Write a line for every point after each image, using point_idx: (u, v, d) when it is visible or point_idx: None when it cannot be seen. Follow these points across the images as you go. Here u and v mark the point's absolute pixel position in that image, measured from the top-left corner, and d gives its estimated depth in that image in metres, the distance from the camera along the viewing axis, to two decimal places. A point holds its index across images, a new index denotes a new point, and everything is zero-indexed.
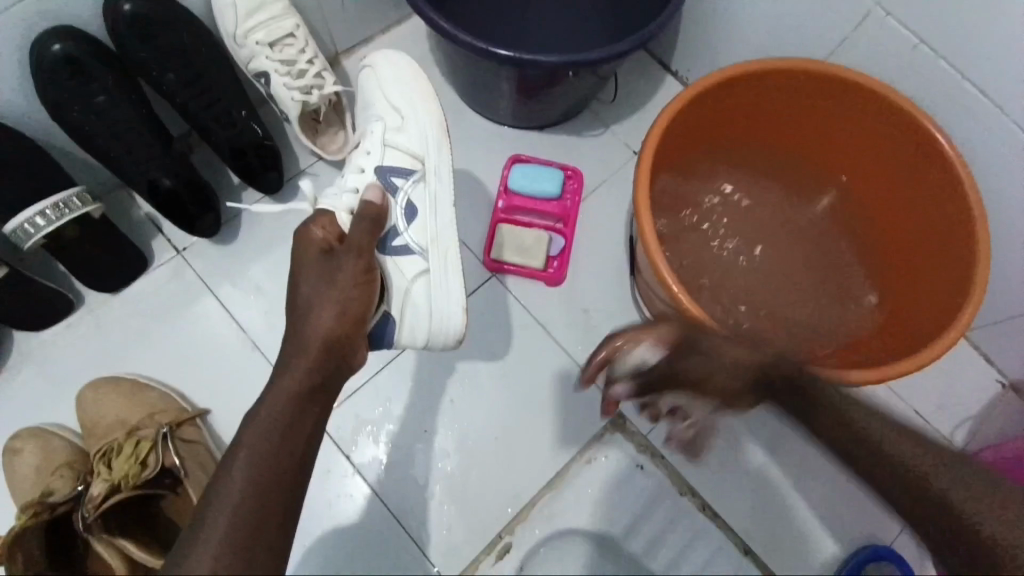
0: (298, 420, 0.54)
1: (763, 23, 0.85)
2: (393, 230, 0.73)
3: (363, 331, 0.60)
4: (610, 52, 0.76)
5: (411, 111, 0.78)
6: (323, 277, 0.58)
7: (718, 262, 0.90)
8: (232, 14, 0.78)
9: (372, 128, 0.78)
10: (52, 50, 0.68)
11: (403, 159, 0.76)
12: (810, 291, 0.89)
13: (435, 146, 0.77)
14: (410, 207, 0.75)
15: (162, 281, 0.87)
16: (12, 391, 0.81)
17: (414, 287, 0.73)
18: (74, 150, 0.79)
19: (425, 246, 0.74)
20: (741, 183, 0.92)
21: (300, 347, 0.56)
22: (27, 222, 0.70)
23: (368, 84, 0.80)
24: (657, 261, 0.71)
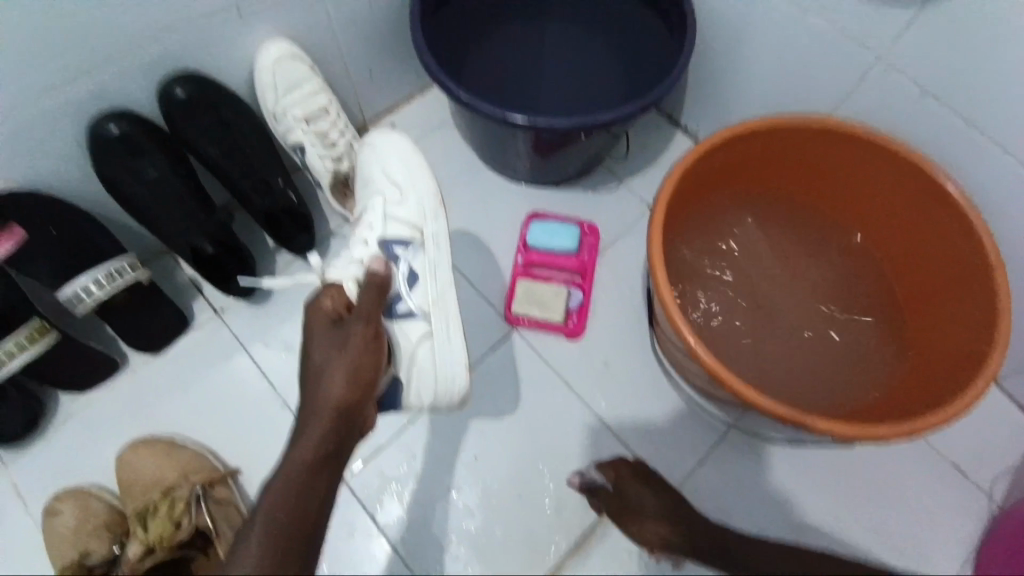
0: (310, 486, 0.55)
1: (767, 80, 0.89)
2: (398, 296, 0.74)
3: (373, 394, 0.60)
4: (619, 113, 0.81)
5: (409, 185, 0.81)
6: (331, 346, 0.59)
7: (736, 312, 0.89)
8: (272, 92, 0.84)
9: (372, 202, 0.79)
10: (111, 132, 0.74)
11: (405, 230, 0.78)
12: (831, 342, 0.87)
13: (433, 216, 0.81)
14: (412, 274, 0.77)
15: (199, 341, 0.90)
16: (54, 451, 0.84)
17: (419, 350, 0.74)
18: (127, 221, 0.86)
19: (428, 310, 0.76)
20: (758, 233, 0.92)
21: (311, 416, 0.57)
22: (81, 289, 0.75)
23: (367, 159, 0.84)
24: (675, 313, 0.72)
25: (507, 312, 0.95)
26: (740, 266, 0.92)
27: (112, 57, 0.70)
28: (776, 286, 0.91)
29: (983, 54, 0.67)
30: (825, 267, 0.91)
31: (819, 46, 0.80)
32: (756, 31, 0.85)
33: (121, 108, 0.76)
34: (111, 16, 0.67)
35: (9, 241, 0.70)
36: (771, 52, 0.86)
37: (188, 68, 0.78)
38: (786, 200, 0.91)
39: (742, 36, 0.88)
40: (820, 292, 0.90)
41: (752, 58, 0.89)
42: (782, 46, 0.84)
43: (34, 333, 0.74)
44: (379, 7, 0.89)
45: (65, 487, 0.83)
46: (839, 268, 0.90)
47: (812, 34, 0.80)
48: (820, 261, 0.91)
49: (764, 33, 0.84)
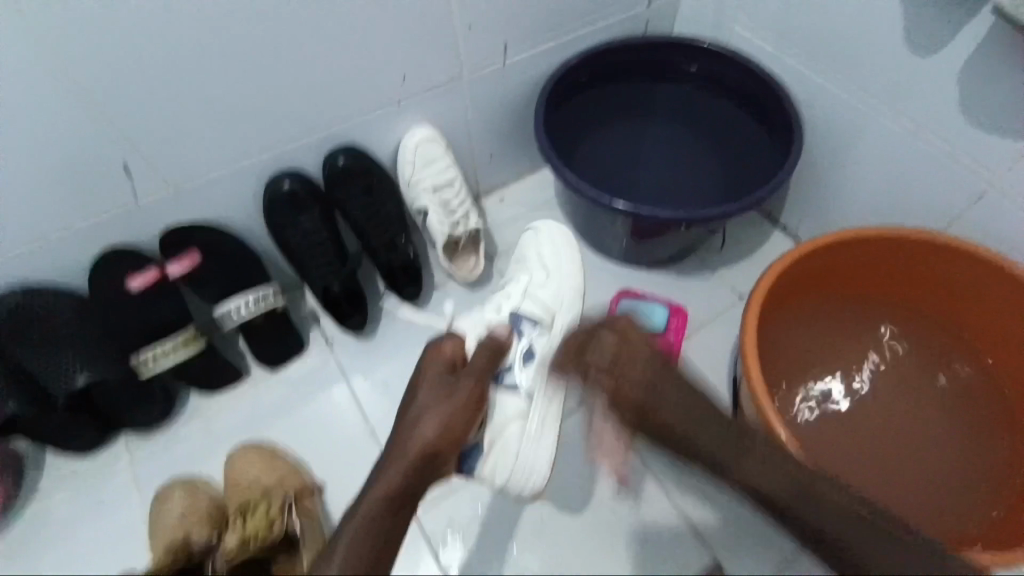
0: (389, 518, 0.60)
1: (873, 192, 0.93)
2: (509, 368, 0.81)
3: (453, 452, 0.66)
4: (721, 211, 0.87)
5: (559, 273, 0.92)
6: (439, 391, 0.67)
7: (819, 417, 0.90)
8: (410, 164, 0.98)
9: (518, 278, 0.93)
10: (284, 186, 0.90)
11: (537, 309, 0.88)
12: (913, 465, 0.87)
13: (568, 309, 0.90)
14: (529, 352, 0.84)
15: (312, 366, 1.02)
16: (177, 443, 0.96)
17: (510, 427, 0.79)
18: (275, 255, 1.01)
19: (532, 394, 0.81)
20: (851, 342, 0.93)
21: (399, 453, 0.63)
22: (232, 308, 0.90)
23: (528, 238, 0.97)
24: (766, 409, 0.74)
25: None
26: (827, 374, 0.92)
27: (308, 129, 0.88)
28: (861, 399, 0.91)
29: None
30: (922, 389, 0.90)
31: (933, 165, 0.83)
32: (868, 145, 0.90)
33: (295, 166, 0.92)
34: (317, 99, 0.85)
35: (189, 262, 0.86)
36: (881, 167, 0.90)
37: (351, 142, 0.94)
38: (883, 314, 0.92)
39: (853, 148, 0.92)
40: (925, 409, 0.89)
41: (861, 170, 0.93)
42: (891, 162, 0.88)
43: (187, 340, 0.89)
44: (517, 103, 1.05)
45: (176, 478, 0.93)
46: (934, 392, 0.89)
47: (925, 153, 0.84)
48: (914, 381, 0.90)
49: (871, 149, 0.90)
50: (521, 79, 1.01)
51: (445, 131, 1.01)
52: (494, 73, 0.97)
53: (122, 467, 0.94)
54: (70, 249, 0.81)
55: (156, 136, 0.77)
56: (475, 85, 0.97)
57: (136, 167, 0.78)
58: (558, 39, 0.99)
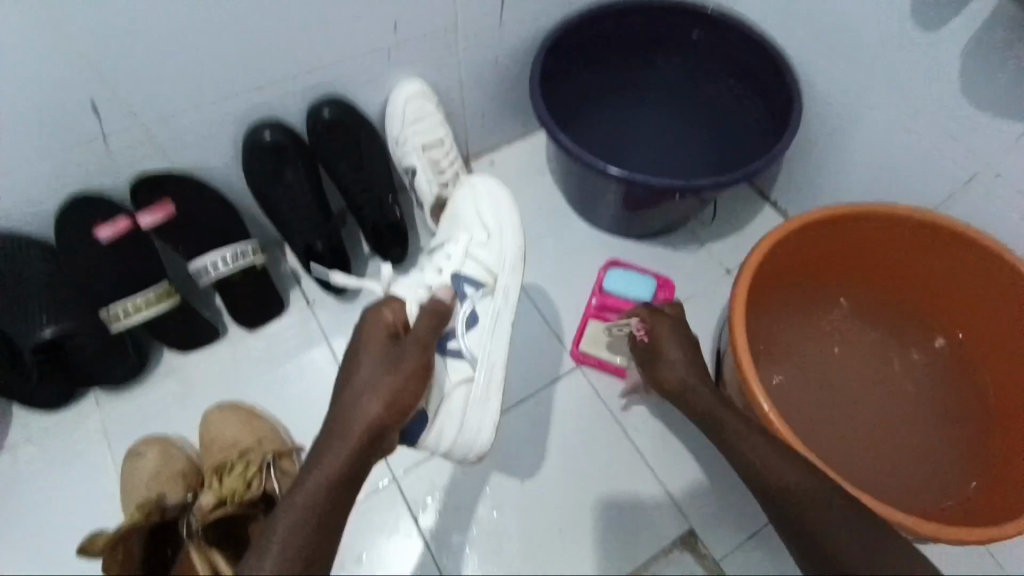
0: (336, 500, 0.56)
1: (865, 171, 0.93)
2: (451, 332, 0.76)
3: (400, 425, 0.62)
4: (715, 183, 0.85)
5: (498, 233, 0.86)
6: (384, 364, 0.63)
7: (803, 386, 0.93)
8: (399, 121, 0.94)
9: (457, 237, 0.85)
10: (264, 137, 0.85)
11: (479, 271, 0.83)
12: (889, 434, 0.90)
13: (511, 269, 0.85)
14: (472, 314, 0.79)
15: (291, 327, 0.99)
16: (151, 401, 0.93)
17: (455, 393, 0.75)
18: (253, 211, 0.96)
19: (476, 357, 0.77)
20: (837, 317, 0.96)
21: (345, 430, 0.59)
22: (208, 264, 0.87)
23: (463, 194, 0.90)
24: (753, 382, 0.75)
25: (575, 350, 0.99)
26: (813, 346, 0.95)
27: (291, 76, 0.82)
28: (843, 371, 0.94)
29: None
30: (900, 364, 0.94)
31: (927, 146, 0.83)
32: (865, 122, 0.89)
33: (276, 116, 0.87)
34: (302, 43, 0.79)
35: (161, 213, 0.82)
36: (875, 146, 0.89)
37: (336, 93, 0.89)
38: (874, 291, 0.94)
39: (849, 125, 0.91)
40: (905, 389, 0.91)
41: (855, 148, 0.93)
42: (888, 140, 0.87)
43: (159, 296, 0.85)
44: (513, 60, 1.00)
45: (151, 435, 0.91)
46: (911, 367, 0.93)
47: (921, 133, 0.83)
48: (893, 356, 0.94)
49: (867, 127, 0.89)
50: (518, 35, 0.96)
51: (437, 87, 0.97)
52: (491, 26, 0.92)
53: (93, 425, 0.91)
54: (33, 192, 0.76)
55: (126, 75, 0.71)
56: (468, 39, 0.92)
57: (104, 107, 0.73)
58: None
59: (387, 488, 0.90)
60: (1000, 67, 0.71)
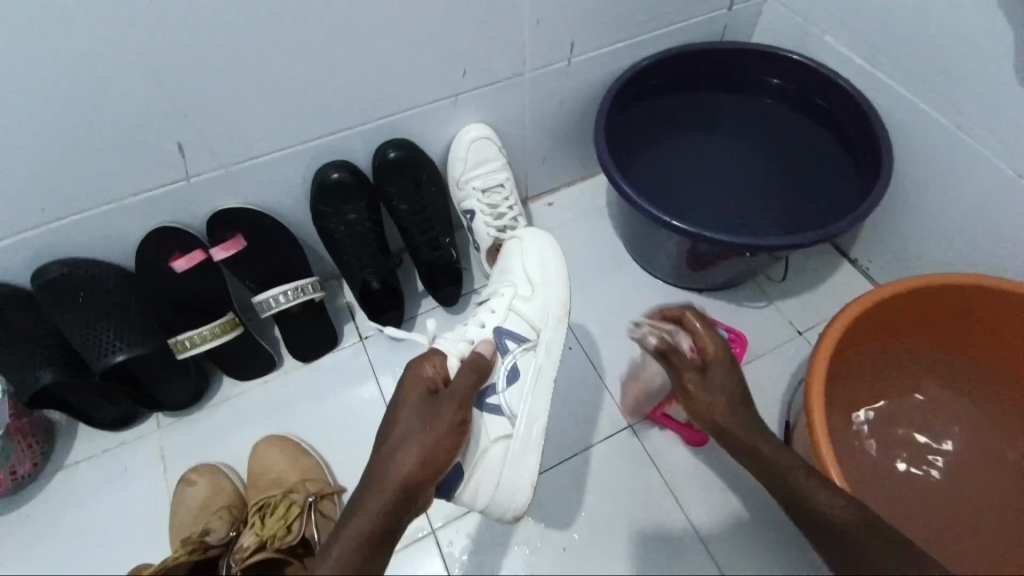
0: (369, 558, 0.55)
1: (964, 232, 0.84)
2: (491, 386, 0.74)
3: (434, 484, 0.60)
4: (792, 241, 0.79)
5: (544, 284, 0.83)
6: (421, 421, 0.61)
7: (887, 479, 0.83)
8: (461, 163, 0.94)
9: (502, 289, 0.83)
10: (332, 176, 0.87)
11: (523, 325, 0.80)
12: (982, 539, 0.78)
13: (555, 323, 0.81)
14: (513, 368, 0.76)
15: (343, 360, 1.00)
16: (206, 426, 0.96)
17: (491, 448, 0.72)
18: (316, 245, 0.99)
19: (516, 413, 0.73)
20: (926, 403, 0.86)
21: (378, 486, 0.57)
22: (272, 298, 0.89)
23: (513, 250, 0.88)
24: (831, 467, 0.68)
25: (631, 404, 0.93)
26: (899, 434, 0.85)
27: (361, 119, 0.85)
28: (934, 462, 0.84)
29: None
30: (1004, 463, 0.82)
31: None
32: (964, 181, 0.81)
33: (344, 158, 0.89)
34: (374, 89, 0.81)
35: (233, 248, 0.85)
36: (975, 208, 0.81)
37: (403, 136, 0.91)
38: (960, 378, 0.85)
39: (944, 183, 0.84)
40: (995, 485, 0.81)
41: (951, 207, 0.84)
42: (991, 203, 0.79)
43: (223, 326, 0.88)
44: (578, 105, 0.99)
45: (203, 460, 0.93)
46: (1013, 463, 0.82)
47: None
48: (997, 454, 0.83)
49: (966, 187, 0.81)
50: (584, 81, 0.96)
51: (500, 131, 0.97)
52: (558, 73, 0.92)
53: (150, 445, 0.94)
54: (118, 226, 0.81)
55: (208, 116, 0.75)
56: (535, 85, 0.92)
57: (185, 145, 0.76)
58: (627, 42, 0.93)
59: (423, 538, 0.87)
60: None
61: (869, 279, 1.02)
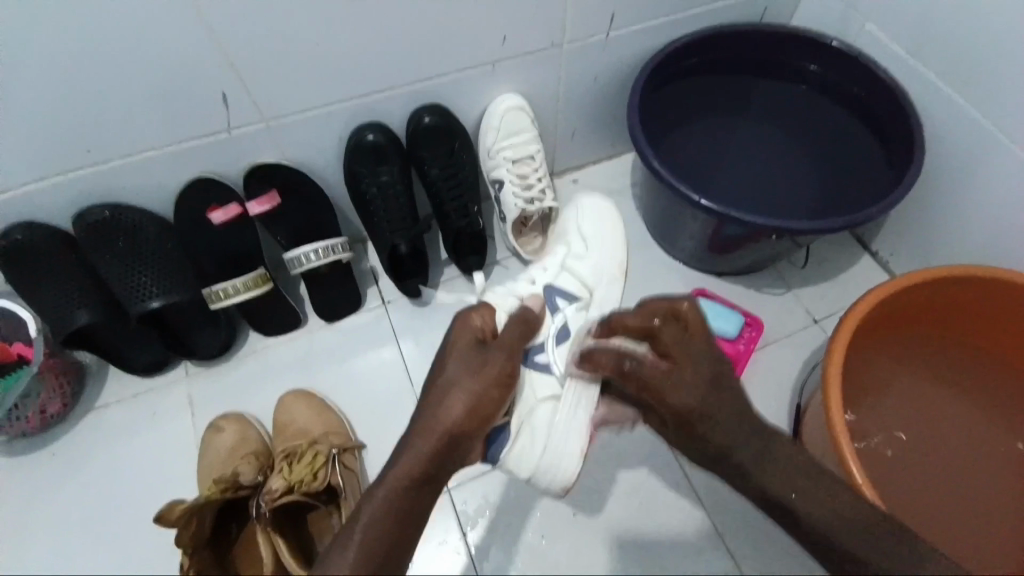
0: (413, 498, 0.58)
1: (989, 229, 0.86)
2: (539, 347, 0.85)
3: (481, 430, 0.63)
4: (819, 226, 0.81)
5: (596, 245, 1.02)
6: (470, 369, 0.63)
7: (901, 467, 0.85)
8: (494, 133, 0.95)
9: (558, 250, 1.02)
10: (368, 138, 0.88)
11: (574, 284, 0.98)
12: (970, 518, 0.82)
13: (608, 280, 0.99)
14: (560, 326, 0.88)
15: (366, 322, 1.03)
16: (232, 378, 0.98)
17: (538, 409, 0.78)
18: (345, 207, 1.00)
19: (561, 365, 0.83)
20: (953, 405, 0.88)
21: (425, 428, 0.60)
22: (303, 255, 0.90)
23: (570, 215, 1.05)
24: (851, 452, 0.70)
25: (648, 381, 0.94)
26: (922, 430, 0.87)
27: (399, 82, 0.85)
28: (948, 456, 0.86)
29: None
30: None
31: None
32: (994, 180, 0.82)
33: (380, 121, 0.90)
34: (415, 53, 0.82)
35: (268, 203, 0.87)
36: (1003, 205, 0.82)
37: (439, 102, 0.91)
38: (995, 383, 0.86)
39: (974, 180, 0.85)
40: (989, 472, 0.84)
41: (979, 204, 0.86)
42: (1019, 200, 0.80)
43: (256, 280, 0.89)
44: (613, 81, 1.00)
45: (230, 409, 0.96)
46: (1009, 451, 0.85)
47: None
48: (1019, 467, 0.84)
49: (996, 185, 0.82)
50: (621, 57, 0.96)
51: (534, 102, 0.98)
52: (596, 47, 0.92)
53: (179, 393, 0.97)
54: (156, 175, 0.82)
55: (252, 69, 0.75)
56: (573, 59, 0.92)
57: (227, 96, 0.77)
58: (667, 19, 0.92)
59: (440, 495, 0.90)
60: None
61: (887, 272, 1.04)
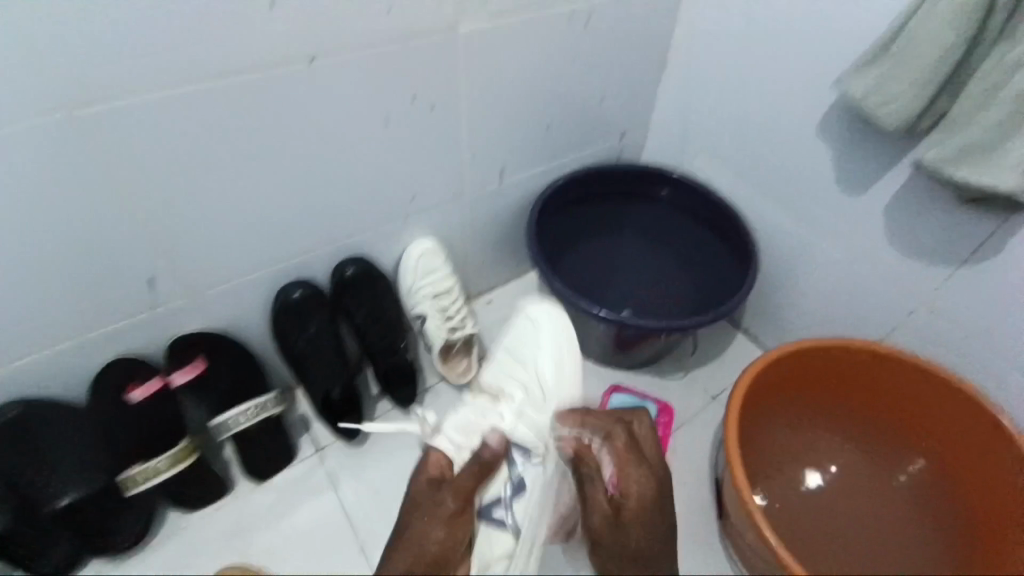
0: None
1: (822, 302, 1.07)
2: (494, 501, 0.79)
3: (443, 572, 0.75)
4: (698, 320, 0.97)
5: (554, 396, 0.86)
6: (423, 511, 0.76)
7: (807, 521, 1.00)
8: (411, 274, 1.04)
9: (515, 392, 0.86)
10: (293, 296, 0.93)
11: (532, 436, 0.81)
12: (871, 554, 0.97)
13: (564, 435, 0.81)
14: (520, 484, 0.80)
15: (302, 473, 1.00)
16: (151, 566, 0.89)
17: (494, 564, 0.80)
18: (271, 360, 1.02)
19: (520, 528, 0.78)
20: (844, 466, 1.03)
21: (389, 571, 0.75)
22: (231, 419, 0.88)
23: (527, 344, 0.92)
24: (767, 530, 0.80)
25: None
26: (841, 499, 1.02)
27: (320, 242, 0.93)
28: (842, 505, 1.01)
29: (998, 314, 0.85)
30: (1007, 538, 0.86)
31: (869, 285, 0.98)
32: (813, 265, 1.05)
33: (304, 277, 0.96)
34: (334, 217, 0.91)
35: (194, 370, 0.86)
36: (825, 284, 1.05)
37: (359, 253, 1.00)
38: (932, 447, 0.96)
39: (798, 268, 1.08)
40: (875, 517, 0.99)
41: (808, 284, 1.08)
42: (834, 279, 1.03)
43: (181, 453, 0.84)
44: (509, 217, 1.15)
45: None
46: (892, 489, 1.00)
47: (862, 275, 0.99)
48: (930, 511, 0.96)
49: (815, 268, 1.05)
50: (513, 198, 1.12)
51: (444, 243, 1.10)
52: (492, 193, 1.08)
53: None
54: (72, 360, 0.80)
55: (180, 253, 0.80)
56: (473, 203, 1.07)
57: (153, 278, 0.80)
58: (547, 166, 1.12)
59: None
60: (914, 223, 0.88)
61: (760, 344, 1.23)
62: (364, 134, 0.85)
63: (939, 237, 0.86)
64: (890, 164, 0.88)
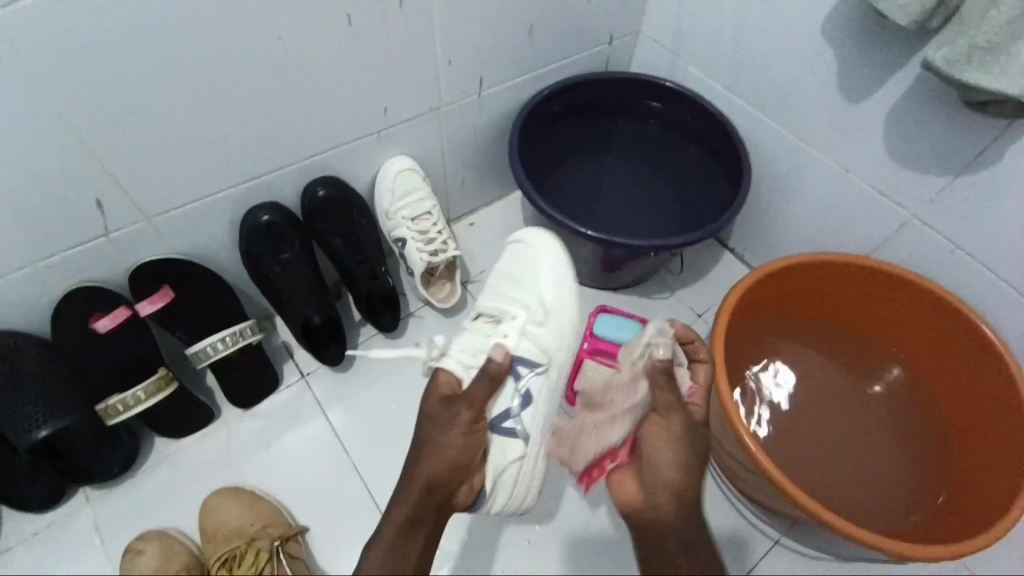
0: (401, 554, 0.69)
1: (812, 219, 1.05)
2: (505, 413, 0.77)
3: (462, 479, 0.72)
4: (685, 239, 0.94)
5: (557, 310, 0.83)
6: (439, 425, 0.73)
7: (799, 432, 1.01)
8: (388, 195, 0.98)
9: (513, 313, 0.83)
10: (262, 219, 0.88)
11: (535, 351, 0.81)
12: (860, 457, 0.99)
13: (566, 343, 0.82)
14: (528, 395, 0.79)
15: (288, 399, 1.00)
16: (143, 492, 0.91)
17: (506, 471, 0.75)
18: (245, 288, 0.98)
19: (529, 436, 0.77)
20: (831, 376, 1.04)
21: (408, 483, 0.71)
22: (208, 347, 0.87)
23: (524, 259, 0.89)
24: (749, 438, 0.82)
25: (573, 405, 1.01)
26: (831, 407, 1.03)
27: (286, 161, 0.86)
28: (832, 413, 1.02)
29: (989, 227, 0.83)
30: (984, 436, 0.90)
31: (861, 199, 0.96)
32: (805, 181, 1.02)
33: (272, 199, 0.90)
34: (298, 133, 0.84)
35: (161, 299, 0.83)
36: (816, 200, 1.02)
37: (330, 174, 0.93)
38: (913, 354, 0.98)
39: (789, 184, 1.05)
40: (864, 425, 1.01)
41: (799, 201, 1.05)
42: (826, 194, 1.00)
43: (159, 383, 0.84)
44: (491, 133, 1.08)
45: (147, 528, 0.88)
46: (873, 395, 1.02)
47: (855, 190, 0.96)
48: (906, 414, 1.00)
49: (807, 184, 1.02)
50: (494, 112, 1.05)
51: (422, 162, 1.03)
52: (471, 106, 1.00)
53: (81, 524, 0.88)
54: (28, 292, 0.76)
55: (130, 174, 0.74)
56: (451, 118, 1.00)
57: (102, 202, 0.74)
58: (529, 75, 1.03)
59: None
60: (913, 133, 0.84)
61: (747, 264, 1.22)
62: (324, 37, 0.76)
63: (937, 147, 0.83)
64: (894, 69, 0.82)
